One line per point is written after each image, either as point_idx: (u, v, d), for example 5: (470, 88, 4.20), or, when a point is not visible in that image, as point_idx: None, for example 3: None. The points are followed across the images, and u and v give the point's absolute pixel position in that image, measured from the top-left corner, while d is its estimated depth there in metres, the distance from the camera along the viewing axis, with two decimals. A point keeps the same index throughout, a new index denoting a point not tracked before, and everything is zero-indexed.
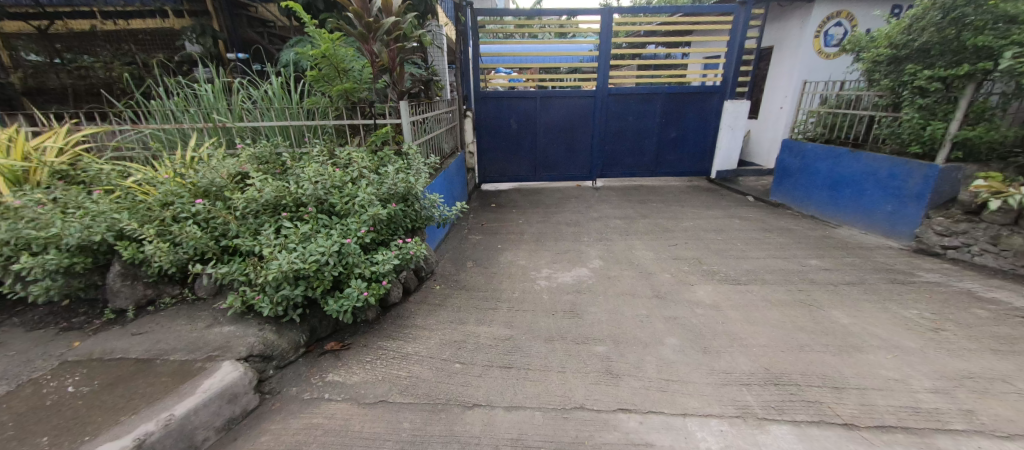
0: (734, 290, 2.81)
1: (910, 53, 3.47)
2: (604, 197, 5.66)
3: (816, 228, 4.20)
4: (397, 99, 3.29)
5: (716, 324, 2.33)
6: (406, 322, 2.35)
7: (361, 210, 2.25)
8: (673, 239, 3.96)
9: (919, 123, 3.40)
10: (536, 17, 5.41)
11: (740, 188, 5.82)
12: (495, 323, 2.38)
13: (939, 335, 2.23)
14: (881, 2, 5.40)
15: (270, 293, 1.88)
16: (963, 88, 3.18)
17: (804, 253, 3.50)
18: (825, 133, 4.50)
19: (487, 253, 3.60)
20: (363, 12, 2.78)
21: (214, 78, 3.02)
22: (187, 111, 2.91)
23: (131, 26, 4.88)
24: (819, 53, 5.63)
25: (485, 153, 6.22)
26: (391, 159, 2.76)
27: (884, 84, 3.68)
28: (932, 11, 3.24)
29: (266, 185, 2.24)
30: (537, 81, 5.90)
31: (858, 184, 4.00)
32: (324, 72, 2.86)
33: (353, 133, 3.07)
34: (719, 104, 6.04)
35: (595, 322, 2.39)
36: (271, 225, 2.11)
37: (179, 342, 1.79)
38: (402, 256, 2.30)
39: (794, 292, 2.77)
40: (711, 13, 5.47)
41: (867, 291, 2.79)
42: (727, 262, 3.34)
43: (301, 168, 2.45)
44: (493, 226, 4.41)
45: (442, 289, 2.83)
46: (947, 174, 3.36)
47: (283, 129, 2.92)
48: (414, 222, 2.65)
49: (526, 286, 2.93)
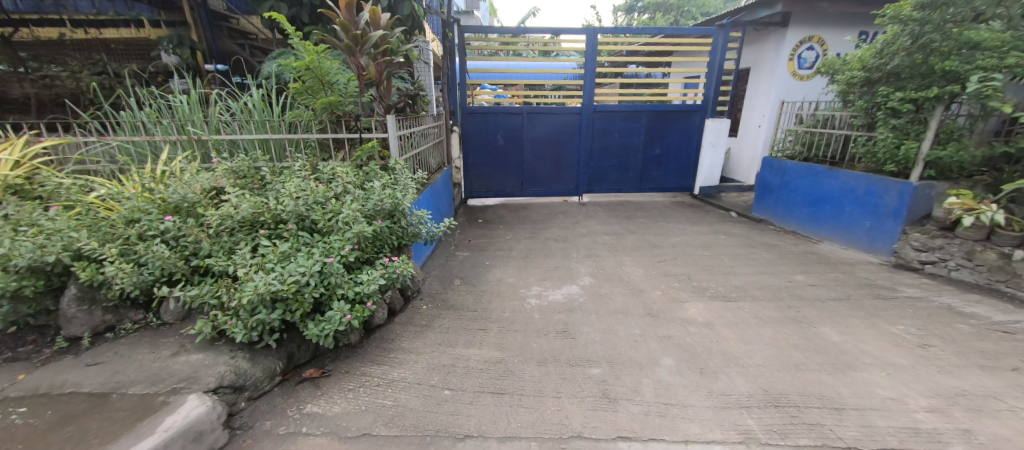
0: (725, 307, 2.80)
1: (883, 76, 3.62)
2: (591, 213, 5.67)
3: (799, 243, 4.28)
4: (384, 113, 3.17)
5: (710, 343, 2.30)
6: (392, 345, 2.23)
7: (344, 227, 2.15)
8: (662, 255, 3.96)
9: (893, 142, 3.51)
10: (521, 35, 5.46)
11: (722, 204, 5.92)
12: (485, 345, 2.29)
13: (928, 351, 2.24)
14: (849, 28, 5.68)
15: (244, 318, 1.75)
16: (932, 109, 3.31)
17: (790, 269, 3.54)
18: (804, 151, 4.63)
19: (475, 270, 3.51)
20: (351, 24, 2.69)
21: (191, 89, 2.90)
22: (160, 123, 2.76)
23: (104, 35, 4.83)
24: (794, 75, 5.85)
25: (472, 168, 6.18)
26: (377, 174, 2.67)
27: (859, 105, 3.82)
28: (903, 37, 3.41)
29: (243, 201, 2.13)
30: (523, 97, 5.93)
31: (837, 201, 4.10)
32: (308, 84, 2.80)
33: (337, 146, 2.98)
34: (700, 123, 6.19)
35: (589, 342, 2.32)
36: (247, 243, 1.99)
37: (140, 374, 1.63)
38: (388, 275, 2.21)
39: (784, 309, 2.77)
40: (691, 35, 5.64)
41: (854, 306, 2.81)
42: (716, 278, 3.34)
43: (281, 183, 2.34)
44: (480, 242, 4.34)
45: (430, 310, 2.72)
46: (921, 191, 3.47)
47: (263, 142, 2.81)
48: (400, 239, 2.56)
49: (516, 305, 2.85)
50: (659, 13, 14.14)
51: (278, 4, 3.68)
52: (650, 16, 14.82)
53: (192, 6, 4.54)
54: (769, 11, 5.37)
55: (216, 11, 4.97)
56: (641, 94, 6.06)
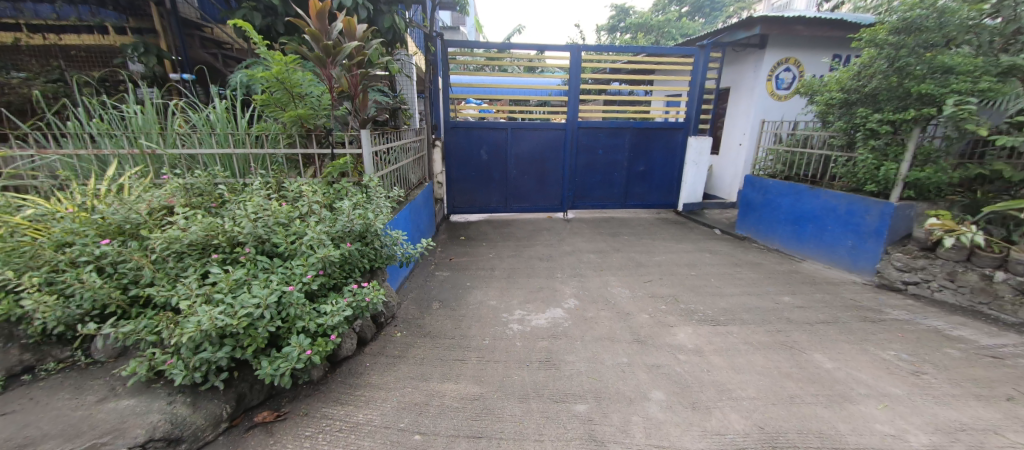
0: (714, 331, 2.70)
1: (861, 98, 3.65)
2: (576, 230, 5.57)
3: (782, 262, 4.25)
4: (360, 127, 2.98)
5: (701, 373, 2.19)
6: (359, 380, 2.04)
7: (308, 251, 1.97)
8: (648, 274, 3.87)
9: (873, 163, 3.53)
10: (506, 51, 5.41)
11: (706, 221, 5.91)
12: (462, 378, 2.11)
13: (922, 379, 2.17)
14: (824, 51, 5.85)
15: (185, 357, 1.56)
16: (910, 130, 3.34)
17: (777, 290, 3.48)
18: (785, 170, 4.65)
19: (455, 292, 3.33)
20: (322, 34, 2.53)
21: (147, 99, 2.70)
22: (110, 135, 2.55)
23: (63, 41, 4.49)
24: (772, 95, 5.97)
25: (455, 183, 6.04)
26: (348, 192, 2.51)
27: (839, 126, 3.84)
28: (879, 59, 3.46)
29: (194, 222, 1.94)
30: (507, 112, 5.85)
31: (819, 220, 4.11)
32: (275, 96, 2.64)
33: (308, 162, 2.83)
34: (683, 140, 6.23)
35: (574, 373, 2.17)
36: (195, 270, 1.80)
37: (54, 426, 1.40)
38: (356, 303, 2.02)
39: (773, 334, 2.68)
40: (673, 54, 5.70)
41: (842, 330, 2.75)
42: (703, 299, 3.25)
43: (239, 202, 2.16)
44: (461, 261, 4.17)
45: (404, 338, 2.53)
46: (901, 212, 3.48)
47: (224, 158, 2.61)
48: (373, 262, 2.39)
49: (497, 331, 2.67)
50: (640, 33, 14.51)
51: (251, 13, 3.52)
52: (631, 35, 15.19)
53: (160, 14, 4.40)
54: (748, 33, 5.48)
55: (186, 19, 4.73)
56: (624, 111, 6.07)
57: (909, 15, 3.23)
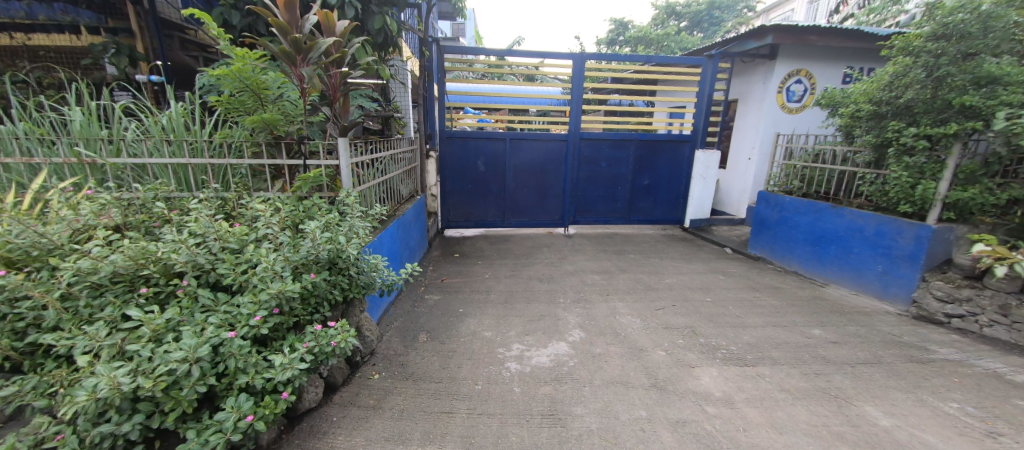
0: (742, 374, 2.33)
1: (893, 110, 3.33)
2: (578, 247, 5.22)
3: (804, 287, 3.90)
4: (339, 135, 2.66)
5: (736, 433, 1.83)
6: (321, 444, 1.68)
7: (260, 285, 1.62)
8: (660, 300, 3.50)
9: (908, 181, 3.20)
10: (505, 59, 5.10)
11: (715, 238, 5.57)
12: (448, 441, 1.74)
13: (1001, 444, 1.81)
14: (836, 63, 5.61)
15: (80, 431, 1.19)
16: (949, 147, 3.02)
17: (804, 321, 3.11)
18: (803, 187, 4.32)
19: (445, 321, 2.96)
20: (291, 27, 2.19)
21: (90, 99, 2.34)
22: (44, 141, 2.20)
23: (31, 41, 4.11)
24: (783, 107, 5.69)
25: (450, 196, 5.70)
26: (320, 210, 2.16)
27: (867, 140, 3.50)
28: (915, 68, 3.16)
29: (119, 249, 1.59)
30: (506, 122, 5.55)
31: (844, 241, 3.77)
32: (240, 98, 2.36)
33: (277, 175, 2.48)
34: (690, 153, 5.92)
35: (584, 433, 1.81)
36: (112, 311, 1.44)
37: None
38: (318, 349, 1.65)
39: (811, 378, 2.31)
40: (680, 63, 5.42)
41: (890, 374, 2.37)
42: (724, 332, 2.89)
43: (183, 223, 1.81)
44: (455, 282, 3.79)
45: (382, 382, 2.15)
46: (940, 235, 3.14)
47: (179, 169, 2.28)
48: (347, 292, 2.04)
49: (491, 373, 2.29)
50: (640, 47, 14.47)
51: (229, 11, 3.15)
52: (631, 49, 15.15)
53: (138, 12, 3.99)
54: (759, 43, 5.22)
55: (167, 20, 4.36)
56: (628, 122, 5.78)
57: (950, 20, 2.95)
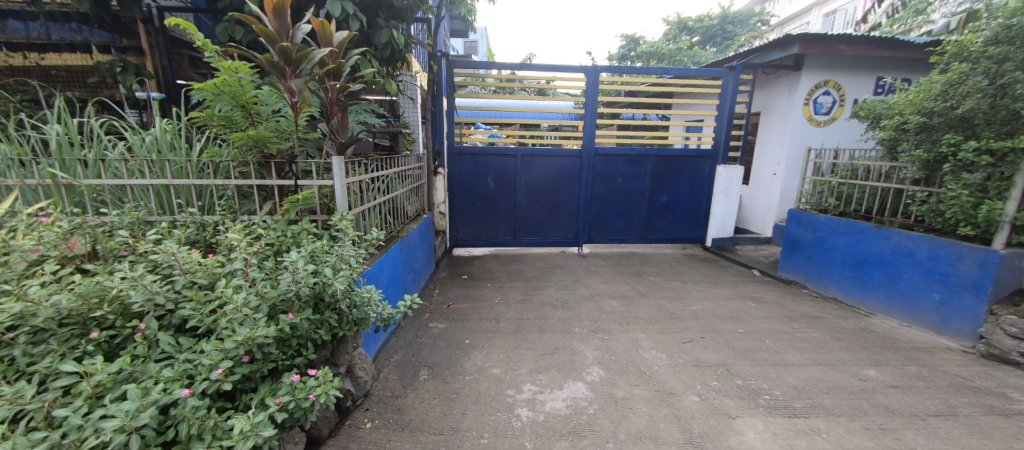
0: (794, 428, 2.00)
1: (948, 122, 2.99)
2: (594, 268, 4.90)
3: (848, 317, 3.51)
4: (339, 151, 2.48)
5: None
6: None
7: (229, 329, 1.39)
8: (686, 331, 3.16)
9: (969, 201, 2.84)
10: (516, 73, 4.91)
11: (741, 259, 5.20)
12: None
13: None
14: (867, 74, 5.29)
15: None
16: (1017, 162, 2.68)
17: (855, 359, 2.74)
18: (839, 205, 3.96)
19: (450, 355, 2.68)
20: (281, 36, 2.02)
21: (73, 117, 2.18)
22: (22, 162, 2.04)
23: (45, 60, 3.85)
24: (810, 120, 5.36)
25: (458, 214, 5.47)
26: (308, 237, 1.93)
27: (917, 155, 3.15)
28: (974, 76, 2.82)
29: (72, 286, 1.38)
30: (518, 137, 5.33)
31: (891, 266, 3.40)
32: (227, 113, 2.19)
33: (267, 196, 2.28)
34: (711, 169, 5.61)
35: None
36: (51, 362, 1.22)
37: None
38: (294, 405, 1.41)
39: (877, 435, 1.95)
40: (699, 76, 5.17)
41: (972, 431, 2.00)
42: (764, 371, 2.55)
43: (149, 253, 1.60)
44: (462, 309, 3.51)
45: (375, 433, 1.88)
46: (1008, 262, 2.76)
47: (160, 191, 2.09)
48: (336, 329, 1.80)
49: (498, 422, 2.00)
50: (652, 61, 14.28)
51: (232, 27, 2.99)
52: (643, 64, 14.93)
53: (149, 31, 3.83)
54: (784, 53, 4.92)
55: (177, 38, 4.20)
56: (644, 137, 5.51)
57: (1014, 21, 2.62)
